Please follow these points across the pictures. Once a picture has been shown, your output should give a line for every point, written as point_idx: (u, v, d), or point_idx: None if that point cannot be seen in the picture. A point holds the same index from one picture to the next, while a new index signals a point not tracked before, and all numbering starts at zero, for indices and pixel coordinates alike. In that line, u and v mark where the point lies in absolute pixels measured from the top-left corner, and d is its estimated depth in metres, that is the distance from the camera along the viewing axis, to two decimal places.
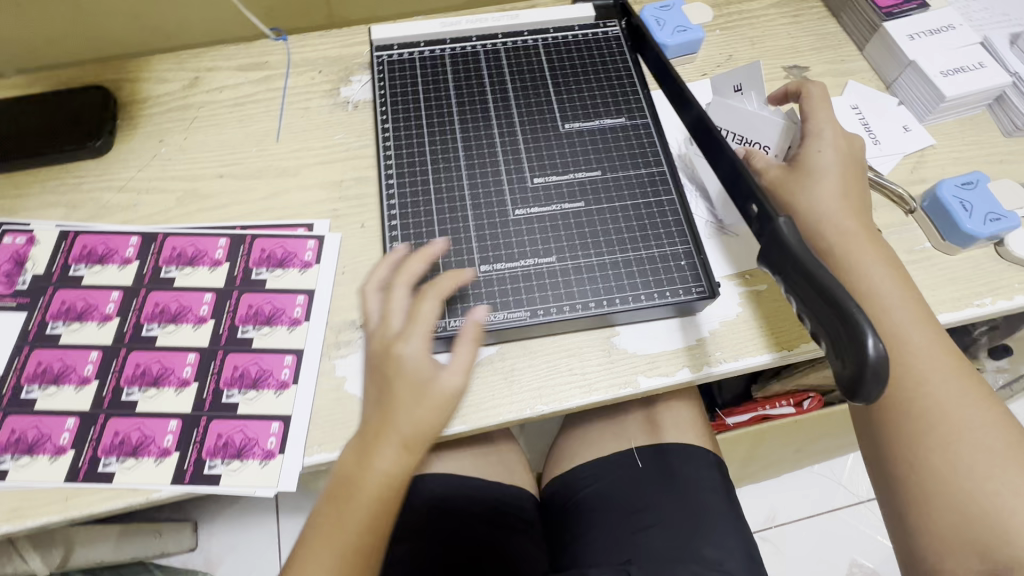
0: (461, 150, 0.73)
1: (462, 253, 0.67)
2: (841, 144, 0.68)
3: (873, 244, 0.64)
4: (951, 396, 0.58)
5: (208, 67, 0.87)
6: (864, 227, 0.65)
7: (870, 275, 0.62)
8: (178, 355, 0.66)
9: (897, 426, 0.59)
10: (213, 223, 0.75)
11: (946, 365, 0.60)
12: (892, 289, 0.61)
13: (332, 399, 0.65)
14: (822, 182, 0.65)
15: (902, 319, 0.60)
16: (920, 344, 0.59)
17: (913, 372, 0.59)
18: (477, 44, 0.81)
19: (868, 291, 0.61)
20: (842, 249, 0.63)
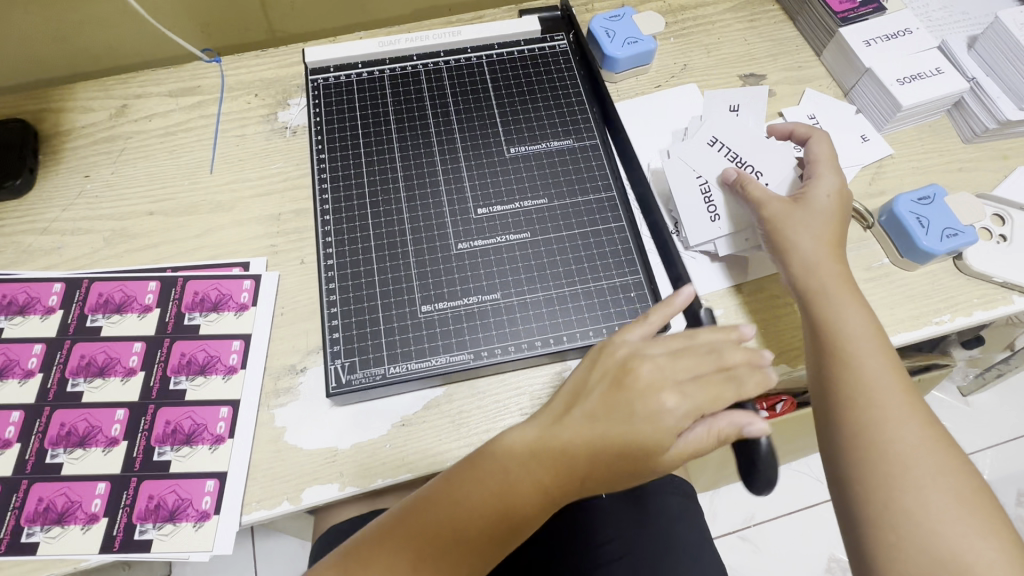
0: (402, 181, 0.70)
1: (402, 292, 0.64)
2: (837, 189, 0.65)
3: (853, 290, 0.60)
4: (925, 448, 0.52)
5: (136, 93, 0.82)
6: (845, 275, 0.61)
7: (850, 320, 0.58)
8: (106, 412, 0.63)
9: (868, 476, 0.52)
10: (144, 265, 0.71)
11: (920, 415, 0.54)
12: (869, 337, 0.57)
13: (271, 452, 0.62)
14: (809, 222, 0.63)
15: (879, 369, 0.56)
16: (894, 392, 0.55)
17: (883, 419, 0.53)
18: (418, 64, 0.78)
19: (845, 336, 0.57)
20: (822, 288, 0.60)
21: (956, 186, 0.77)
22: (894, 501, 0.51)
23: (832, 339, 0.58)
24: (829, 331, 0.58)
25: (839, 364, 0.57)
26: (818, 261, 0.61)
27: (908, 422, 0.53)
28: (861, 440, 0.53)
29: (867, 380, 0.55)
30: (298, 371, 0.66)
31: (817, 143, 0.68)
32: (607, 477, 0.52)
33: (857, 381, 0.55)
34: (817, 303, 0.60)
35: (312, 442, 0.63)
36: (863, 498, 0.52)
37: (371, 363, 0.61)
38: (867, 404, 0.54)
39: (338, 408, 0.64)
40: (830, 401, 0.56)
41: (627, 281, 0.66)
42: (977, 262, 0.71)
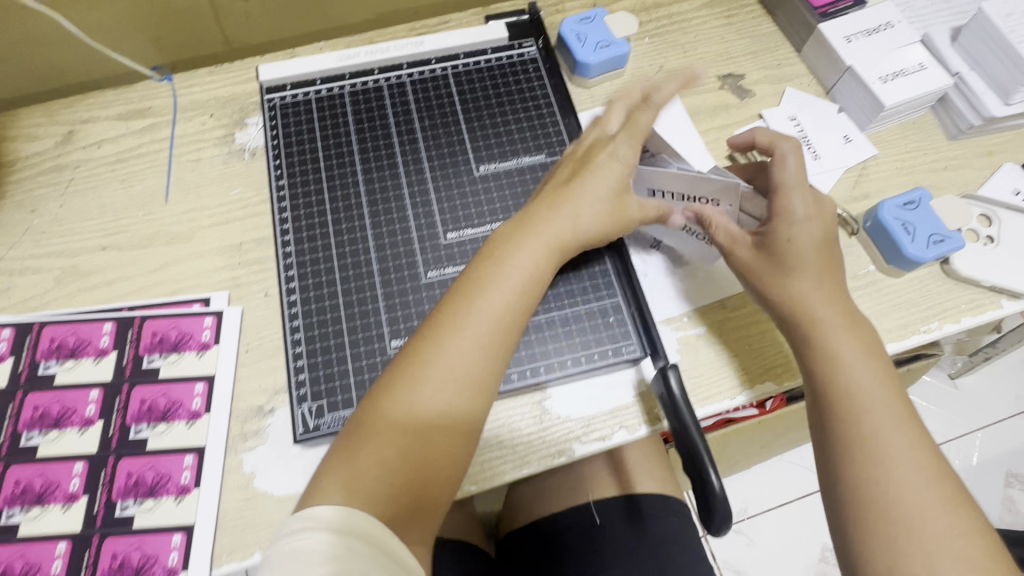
0: (366, 206, 0.67)
1: (370, 327, 0.61)
2: (811, 219, 0.60)
3: (853, 328, 0.58)
4: (937, 508, 0.49)
5: (84, 118, 0.77)
6: (851, 319, 0.59)
7: (852, 372, 0.56)
8: (63, 466, 0.60)
9: (873, 536, 0.50)
10: (97, 305, 0.67)
11: (931, 474, 0.51)
12: (876, 386, 0.55)
13: (240, 500, 0.59)
14: (789, 266, 0.59)
15: (882, 422, 0.53)
16: (901, 447, 0.52)
17: (888, 478, 0.51)
18: (379, 78, 0.74)
19: (845, 387, 0.55)
20: (813, 329, 0.58)
21: (941, 185, 0.75)
22: (902, 561, 0.48)
23: (831, 387, 0.56)
24: (829, 383, 0.56)
25: (842, 418, 0.54)
26: (817, 303, 0.59)
27: (915, 478, 0.51)
28: (861, 493, 0.51)
29: (870, 434, 0.53)
30: (266, 413, 0.63)
31: (780, 167, 0.62)
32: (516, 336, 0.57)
33: (860, 439, 0.53)
34: (817, 351, 0.58)
35: (283, 488, 0.60)
36: (868, 557, 0.50)
37: (339, 406, 0.59)
38: (871, 461, 0.52)
39: (308, 450, 0.61)
40: (832, 454, 0.54)
41: (604, 305, 0.66)
42: (965, 267, 0.69)
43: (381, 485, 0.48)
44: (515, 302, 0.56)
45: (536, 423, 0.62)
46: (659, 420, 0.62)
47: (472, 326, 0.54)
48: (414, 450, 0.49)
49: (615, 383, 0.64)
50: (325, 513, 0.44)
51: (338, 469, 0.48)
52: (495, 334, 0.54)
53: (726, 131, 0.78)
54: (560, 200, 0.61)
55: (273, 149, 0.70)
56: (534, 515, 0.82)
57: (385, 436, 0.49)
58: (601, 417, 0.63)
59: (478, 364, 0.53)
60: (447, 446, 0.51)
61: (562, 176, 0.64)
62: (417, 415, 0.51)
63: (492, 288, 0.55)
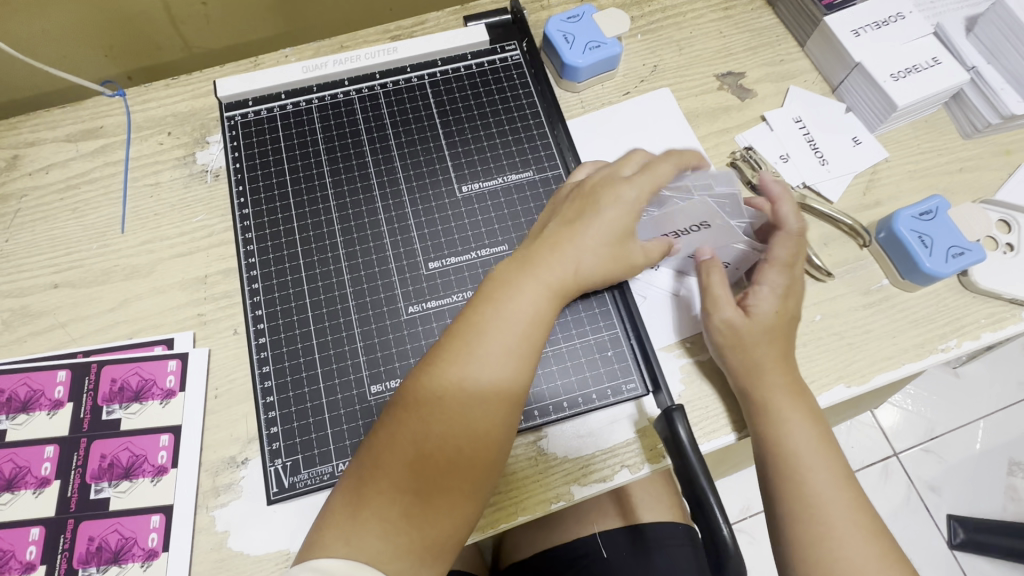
0: (339, 236, 0.61)
1: (347, 371, 0.56)
2: (787, 293, 0.58)
3: (801, 398, 0.57)
4: (874, 565, 0.50)
5: (29, 140, 0.71)
6: (793, 378, 0.57)
7: (796, 434, 0.55)
8: (18, 532, 0.55)
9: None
10: (50, 351, 0.62)
11: (870, 530, 0.52)
12: (817, 447, 0.55)
13: (214, 563, 0.55)
14: (754, 334, 0.57)
15: (825, 484, 0.53)
16: (841, 507, 0.52)
17: (829, 539, 0.51)
18: (350, 90, 0.68)
19: (789, 449, 0.55)
20: (763, 401, 0.56)
21: (957, 189, 0.70)
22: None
23: (776, 450, 0.55)
24: (772, 446, 0.55)
25: (786, 480, 0.54)
26: (765, 361, 0.57)
27: (853, 535, 0.51)
28: (805, 555, 0.52)
29: (812, 496, 0.53)
30: (239, 464, 0.58)
31: (778, 244, 0.58)
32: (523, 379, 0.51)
33: (803, 502, 0.53)
34: (763, 413, 0.56)
35: (259, 547, 0.55)
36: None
37: (316, 461, 0.54)
38: (812, 522, 0.52)
39: (285, 505, 0.56)
40: (779, 514, 0.54)
41: (601, 337, 0.61)
42: (985, 279, 0.64)
43: (384, 534, 0.45)
44: (527, 343, 0.50)
45: (532, 467, 0.58)
46: (662, 457, 0.58)
47: (481, 364, 0.49)
48: (419, 491, 0.46)
49: (614, 420, 0.59)
50: (327, 564, 0.43)
51: (338, 515, 0.46)
52: (508, 375, 0.49)
53: (727, 136, 0.72)
54: (564, 238, 0.55)
55: (236, 173, 0.64)
56: (537, 546, 0.79)
57: (387, 474, 0.46)
58: (601, 457, 0.58)
59: (484, 402, 0.48)
60: (457, 486, 0.47)
61: (566, 213, 0.57)
62: (420, 451, 0.47)
63: (495, 323, 0.50)
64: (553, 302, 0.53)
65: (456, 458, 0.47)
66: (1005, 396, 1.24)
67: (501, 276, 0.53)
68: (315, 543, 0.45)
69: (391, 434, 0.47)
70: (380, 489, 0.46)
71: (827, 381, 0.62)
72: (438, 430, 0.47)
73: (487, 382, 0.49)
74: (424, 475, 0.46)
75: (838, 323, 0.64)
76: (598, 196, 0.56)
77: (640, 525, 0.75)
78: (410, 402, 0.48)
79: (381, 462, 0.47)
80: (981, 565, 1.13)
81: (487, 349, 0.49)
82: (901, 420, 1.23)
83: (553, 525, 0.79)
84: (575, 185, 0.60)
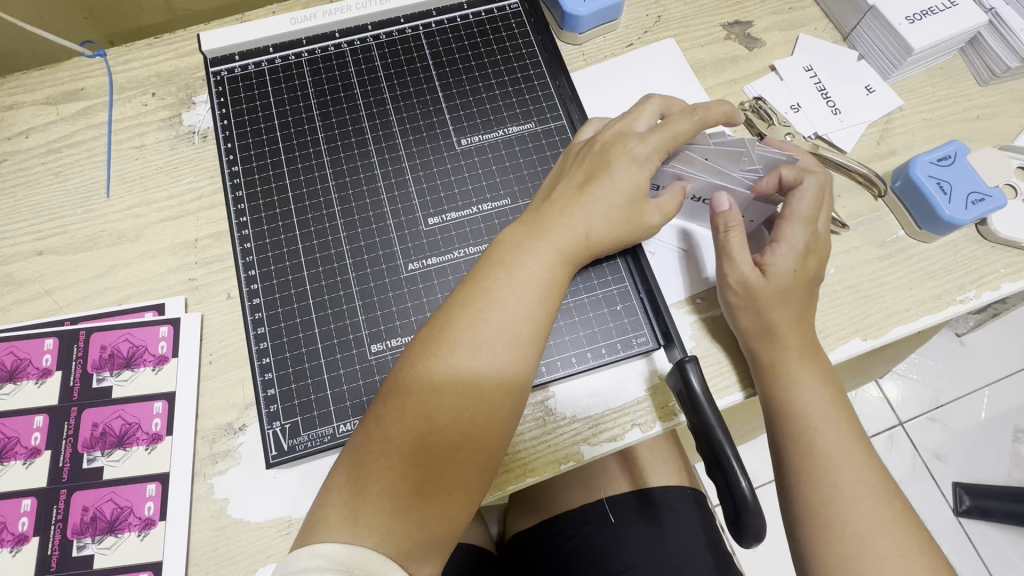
0: (334, 192, 0.59)
1: (346, 330, 0.54)
2: (807, 250, 0.54)
3: (813, 356, 0.54)
4: (886, 529, 0.47)
5: (6, 103, 0.67)
6: (806, 335, 0.55)
7: (805, 395, 0.52)
8: (9, 504, 0.53)
9: (824, 560, 0.48)
10: (37, 319, 0.59)
11: (884, 493, 0.49)
12: (829, 409, 0.51)
13: (213, 531, 0.53)
14: (768, 291, 0.54)
15: (835, 445, 0.50)
16: (852, 470, 0.49)
17: (838, 501, 0.48)
18: (341, 43, 0.65)
19: (800, 412, 0.52)
20: (772, 359, 0.54)
21: (974, 137, 0.67)
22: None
23: (787, 412, 0.52)
24: (781, 409, 0.53)
25: (796, 443, 0.51)
26: (776, 315, 0.54)
27: (864, 498, 0.48)
28: (814, 517, 0.49)
29: (823, 458, 0.50)
30: (236, 431, 0.56)
31: (797, 199, 0.54)
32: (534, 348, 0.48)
33: (810, 464, 0.50)
34: (772, 375, 0.53)
35: (260, 514, 0.53)
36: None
37: (316, 423, 0.52)
38: (823, 481, 0.49)
39: (286, 470, 0.54)
40: (786, 477, 0.52)
41: (610, 292, 0.59)
42: (1004, 228, 0.62)
43: (396, 512, 0.43)
44: (541, 309, 0.48)
45: (539, 426, 0.56)
46: (674, 415, 0.56)
47: (494, 333, 0.46)
48: (430, 467, 0.44)
49: (624, 378, 0.57)
50: (332, 547, 0.41)
51: (343, 492, 0.44)
52: (520, 344, 0.47)
53: (735, 88, 0.70)
54: (572, 200, 0.52)
55: (225, 131, 0.61)
56: (542, 514, 0.78)
57: (397, 450, 0.44)
58: (610, 415, 0.56)
59: (498, 374, 0.46)
60: (471, 461, 0.45)
61: (575, 172, 0.54)
62: (432, 424, 0.44)
63: (508, 290, 0.48)
64: (565, 268, 0.51)
65: (470, 431, 0.45)
66: (1009, 363, 1.22)
67: (509, 241, 0.51)
68: (319, 522, 0.43)
69: (398, 409, 0.45)
70: (390, 465, 0.43)
71: (842, 336, 0.60)
72: (451, 403, 0.45)
73: (501, 352, 0.46)
74: (435, 449, 0.44)
75: (853, 276, 0.62)
76: (608, 154, 0.53)
77: (649, 491, 0.74)
78: (418, 373, 0.45)
79: (389, 438, 0.44)
80: (986, 532, 1.12)
81: (499, 315, 0.47)
82: (905, 389, 1.22)
83: (558, 492, 0.78)
84: (585, 142, 0.57)
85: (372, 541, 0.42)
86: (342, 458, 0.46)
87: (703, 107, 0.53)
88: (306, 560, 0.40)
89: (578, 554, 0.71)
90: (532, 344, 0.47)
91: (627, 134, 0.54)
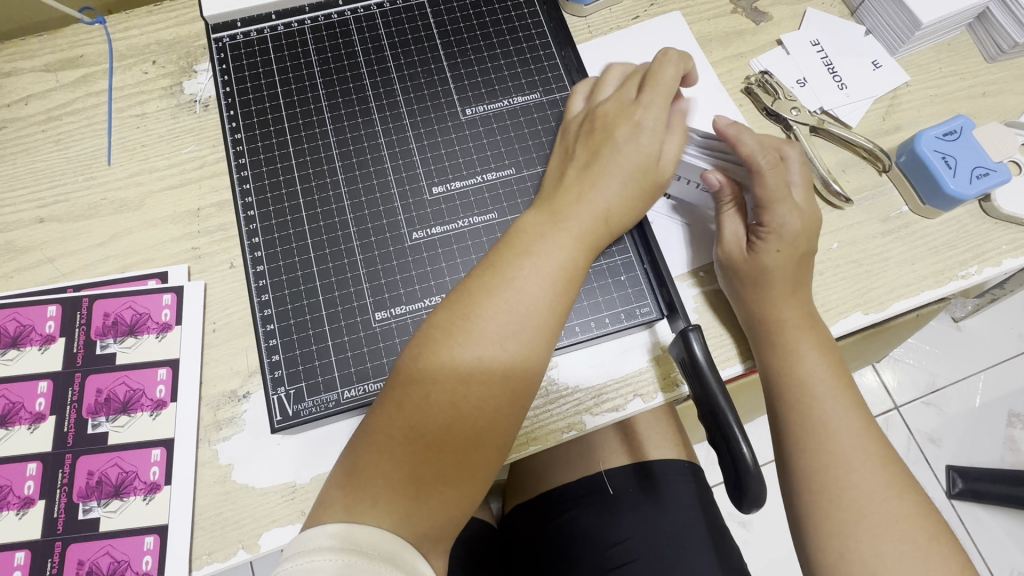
0: (338, 161, 0.59)
1: (350, 299, 0.54)
2: (794, 233, 0.54)
3: (814, 330, 0.54)
4: (883, 495, 0.48)
5: (4, 70, 0.67)
6: (808, 311, 0.55)
7: (808, 364, 0.52)
8: (14, 467, 0.53)
9: (820, 522, 0.49)
10: (39, 287, 0.59)
11: (881, 459, 0.49)
12: (834, 380, 0.52)
13: (218, 495, 0.53)
14: (767, 274, 0.54)
15: (836, 415, 0.50)
16: (852, 438, 0.50)
17: (839, 466, 0.49)
18: (345, 10, 0.64)
19: (801, 383, 0.52)
20: (779, 335, 0.54)
21: (979, 113, 0.67)
22: (848, 546, 0.47)
23: (795, 381, 0.52)
24: (784, 380, 0.53)
25: (800, 414, 0.51)
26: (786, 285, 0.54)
27: (862, 464, 0.49)
28: (813, 482, 0.49)
29: (828, 424, 0.50)
30: (240, 398, 0.56)
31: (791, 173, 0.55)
32: (547, 331, 0.47)
33: (811, 432, 0.50)
34: (776, 343, 0.54)
35: (264, 480, 0.54)
36: (818, 543, 0.48)
37: (320, 389, 0.52)
38: (823, 448, 0.50)
39: (289, 437, 0.55)
40: (787, 446, 0.52)
41: (614, 262, 0.59)
42: (1008, 204, 0.62)
43: (415, 496, 0.42)
44: (559, 298, 0.48)
45: (542, 395, 0.57)
46: (676, 386, 0.57)
47: (515, 320, 0.46)
48: (444, 449, 0.43)
49: (627, 350, 0.58)
50: (338, 526, 0.40)
51: (359, 475, 0.43)
52: (537, 332, 0.46)
53: (741, 61, 0.69)
54: (587, 184, 0.51)
55: (226, 99, 0.61)
56: (542, 486, 0.78)
57: (408, 431, 0.43)
58: (612, 386, 0.57)
59: (517, 363, 0.45)
60: (490, 441, 0.45)
61: (582, 152, 0.53)
62: (452, 410, 0.44)
63: (529, 277, 0.47)
64: (584, 258, 0.50)
65: (489, 417, 0.44)
66: (1007, 349, 1.23)
67: (523, 226, 0.50)
68: (333, 501, 0.43)
69: (414, 394, 0.44)
70: (409, 451, 0.43)
71: (844, 310, 0.60)
72: (472, 390, 0.44)
73: (523, 341, 0.46)
74: (449, 430, 0.44)
75: (856, 251, 0.62)
76: (614, 127, 0.53)
77: (648, 464, 0.74)
78: (438, 362, 0.45)
79: (409, 423, 0.43)
80: (979, 513, 1.14)
81: (520, 304, 0.46)
82: (902, 374, 1.22)
83: (557, 465, 0.78)
84: (584, 115, 0.56)
85: (388, 523, 0.41)
86: (355, 438, 0.45)
87: (670, 57, 0.55)
88: (317, 539, 0.40)
89: (576, 525, 0.72)
90: (547, 331, 0.47)
91: (626, 104, 0.54)
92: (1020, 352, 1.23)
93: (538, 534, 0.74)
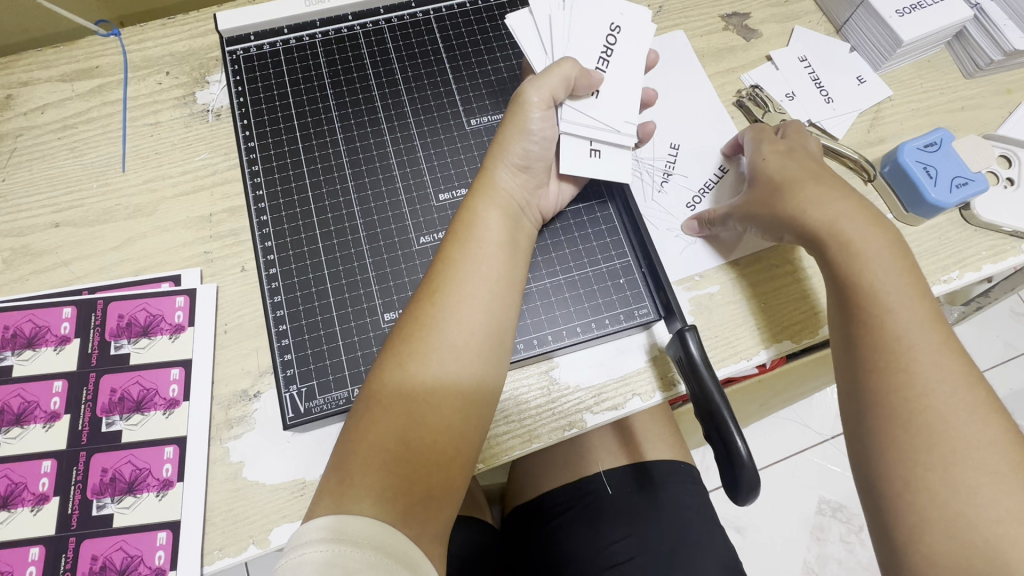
0: (348, 168, 0.61)
1: (360, 300, 0.56)
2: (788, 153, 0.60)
3: (880, 228, 0.53)
4: (966, 418, 0.44)
5: (21, 80, 0.68)
6: (870, 217, 0.53)
7: (875, 265, 0.51)
8: (29, 465, 0.54)
9: (887, 446, 0.46)
10: (55, 289, 0.61)
11: (988, 413, 0.44)
12: (905, 287, 0.50)
13: (229, 492, 0.55)
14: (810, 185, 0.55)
15: (911, 322, 0.48)
16: (928, 352, 0.47)
17: (909, 382, 0.46)
18: (354, 25, 0.67)
19: (869, 290, 0.50)
20: (840, 245, 0.52)
21: (959, 126, 0.71)
22: (917, 480, 0.44)
23: (865, 316, 0.50)
24: (850, 289, 0.51)
25: (864, 326, 0.50)
26: (842, 220, 0.53)
27: (966, 412, 0.44)
28: (883, 405, 0.47)
29: (906, 355, 0.47)
30: (251, 398, 0.58)
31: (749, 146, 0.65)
32: (481, 288, 0.50)
33: (879, 343, 0.48)
34: (838, 251, 0.52)
35: (274, 476, 0.55)
36: (885, 466, 0.46)
37: (331, 387, 0.54)
38: (892, 362, 0.47)
39: (300, 435, 0.56)
40: (856, 385, 0.49)
41: (614, 266, 0.62)
42: (986, 212, 0.65)
43: (383, 465, 0.44)
44: (492, 259, 0.51)
45: (544, 394, 0.59)
46: (674, 385, 0.59)
47: (452, 283, 0.50)
48: (425, 427, 0.45)
49: (626, 349, 0.60)
50: (326, 518, 0.41)
51: (337, 458, 0.45)
52: (474, 293, 0.49)
53: (733, 76, 0.72)
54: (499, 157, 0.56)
55: (241, 108, 0.63)
56: (541, 488, 0.80)
57: (377, 408, 0.46)
58: (612, 385, 0.59)
59: (458, 321, 0.48)
60: (444, 398, 0.46)
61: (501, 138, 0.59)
62: (405, 376, 0.46)
63: (468, 248, 0.51)
64: (515, 226, 0.54)
65: (437, 375, 0.47)
66: (991, 356, 1.26)
67: (484, 216, 0.53)
68: (324, 492, 0.44)
69: (390, 380, 0.46)
70: (372, 421, 0.45)
71: None
72: (418, 353, 0.47)
73: (461, 300, 0.49)
74: (413, 400, 0.46)
75: None
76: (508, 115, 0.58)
77: (646, 465, 0.76)
78: (393, 339, 0.49)
79: (370, 398, 0.46)
80: None
81: (458, 269, 0.50)
82: None
83: (556, 466, 0.80)
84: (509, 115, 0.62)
85: (368, 503, 0.42)
86: (344, 430, 0.47)
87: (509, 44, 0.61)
88: (307, 533, 0.40)
89: (576, 524, 0.74)
90: (486, 289, 0.50)
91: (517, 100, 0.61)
92: (1004, 360, 1.26)
93: (538, 534, 0.76)
